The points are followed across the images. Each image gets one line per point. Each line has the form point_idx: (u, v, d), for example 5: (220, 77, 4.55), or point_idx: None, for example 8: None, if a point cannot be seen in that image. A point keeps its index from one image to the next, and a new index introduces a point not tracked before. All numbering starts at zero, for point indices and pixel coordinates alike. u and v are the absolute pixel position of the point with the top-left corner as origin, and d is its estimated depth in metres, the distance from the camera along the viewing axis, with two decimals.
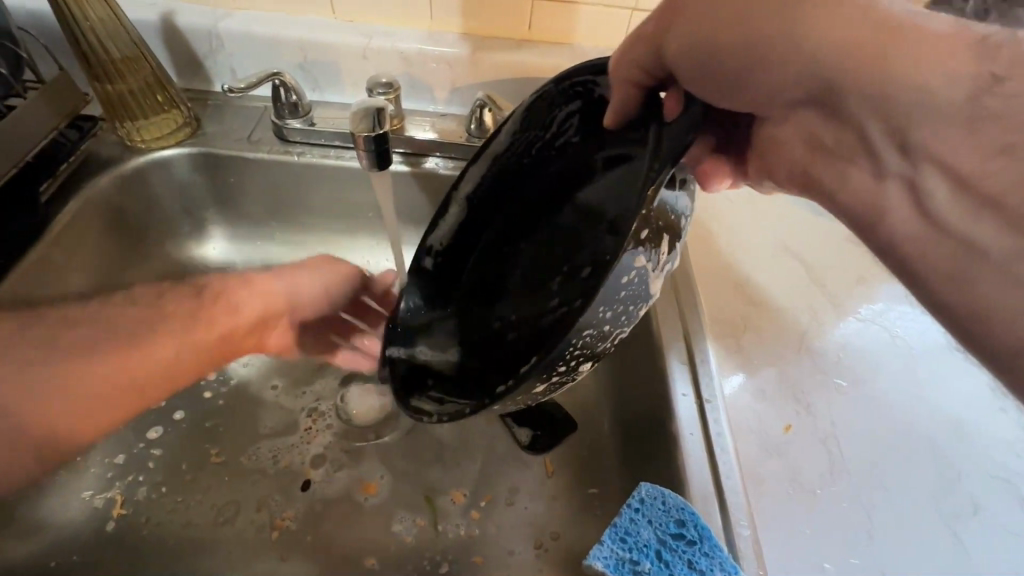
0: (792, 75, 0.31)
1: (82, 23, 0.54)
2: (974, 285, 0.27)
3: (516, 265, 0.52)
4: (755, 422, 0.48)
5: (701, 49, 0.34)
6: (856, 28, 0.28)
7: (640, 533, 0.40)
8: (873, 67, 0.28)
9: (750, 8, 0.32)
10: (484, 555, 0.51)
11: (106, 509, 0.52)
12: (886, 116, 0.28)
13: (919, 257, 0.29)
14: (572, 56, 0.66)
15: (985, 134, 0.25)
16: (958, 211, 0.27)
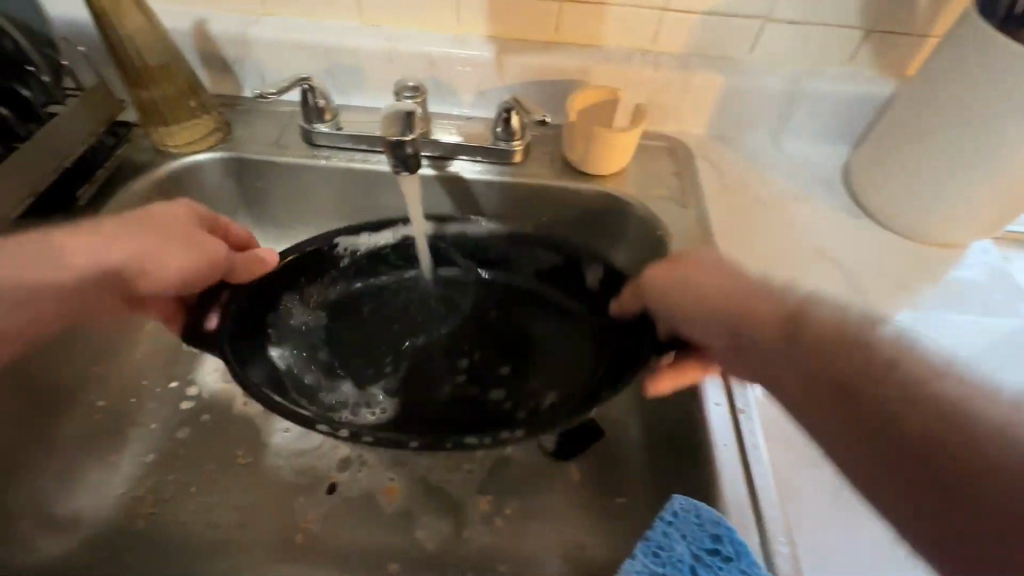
0: (718, 303, 0.42)
1: (120, 32, 0.55)
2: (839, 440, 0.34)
3: (441, 331, 0.60)
4: (794, 428, 0.47)
5: (679, 296, 0.44)
6: (774, 322, 0.39)
7: (673, 548, 0.39)
8: (773, 323, 0.39)
9: (716, 306, 0.42)
10: (509, 564, 0.50)
11: (136, 508, 0.52)
12: (783, 331, 0.38)
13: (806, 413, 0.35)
14: (599, 57, 0.65)
15: (824, 358, 0.36)
16: (831, 380, 0.35)
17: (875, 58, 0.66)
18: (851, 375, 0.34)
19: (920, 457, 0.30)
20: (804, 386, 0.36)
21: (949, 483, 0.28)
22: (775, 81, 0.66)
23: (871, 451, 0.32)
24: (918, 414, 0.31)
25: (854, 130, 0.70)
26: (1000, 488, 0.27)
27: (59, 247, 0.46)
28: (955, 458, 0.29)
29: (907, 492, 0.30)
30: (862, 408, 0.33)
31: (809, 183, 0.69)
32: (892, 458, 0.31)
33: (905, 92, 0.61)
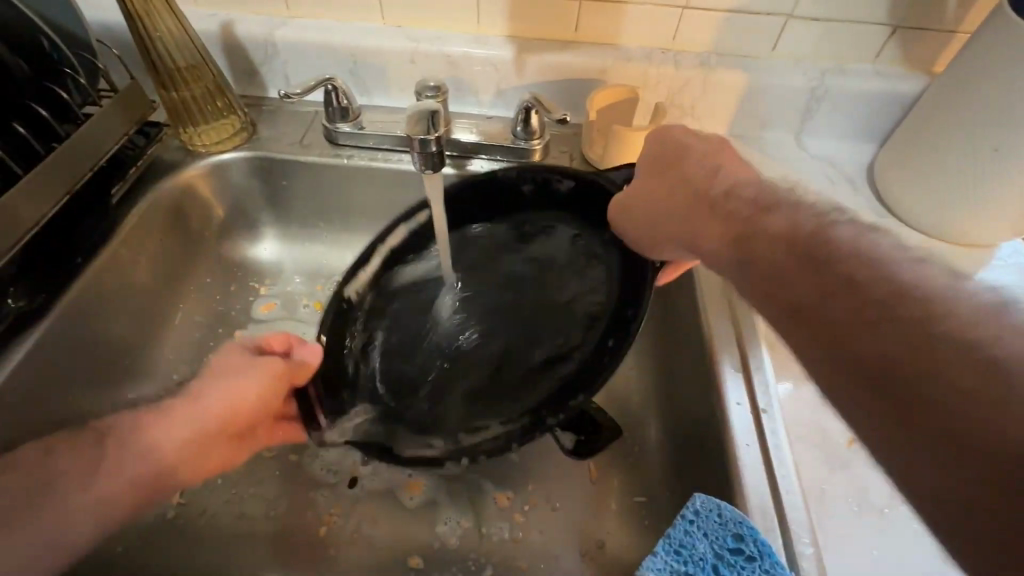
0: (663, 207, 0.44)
1: (151, 34, 0.57)
2: (883, 309, 0.28)
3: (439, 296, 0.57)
4: (818, 425, 0.48)
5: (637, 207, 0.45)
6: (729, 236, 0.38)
7: (696, 546, 0.40)
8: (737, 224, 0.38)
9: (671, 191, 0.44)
10: (528, 560, 0.51)
11: (166, 498, 0.54)
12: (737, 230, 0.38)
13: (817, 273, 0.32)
14: (619, 55, 0.65)
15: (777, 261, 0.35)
16: (828, 311, 0.30)
17: (900, 55, 0.65)
18: (823, 288, 0.31)
19: (878, 327, 0.28)
20: (782, 311, 0.33)
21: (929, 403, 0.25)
22: (798, 79, 0.66)
23: (889, 353, 0.27)
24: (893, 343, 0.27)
25: (879, 128, 0.69)
26: (952, 403, 0.24)
27: (147, 435, 0.50)
28: (936, 370, 0.25)
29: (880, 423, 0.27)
30: (847, 342, 0.29)
31: (832, 182, 0.68)
32: (863, 381, 0.28)
33: (933, 88, 0.60)
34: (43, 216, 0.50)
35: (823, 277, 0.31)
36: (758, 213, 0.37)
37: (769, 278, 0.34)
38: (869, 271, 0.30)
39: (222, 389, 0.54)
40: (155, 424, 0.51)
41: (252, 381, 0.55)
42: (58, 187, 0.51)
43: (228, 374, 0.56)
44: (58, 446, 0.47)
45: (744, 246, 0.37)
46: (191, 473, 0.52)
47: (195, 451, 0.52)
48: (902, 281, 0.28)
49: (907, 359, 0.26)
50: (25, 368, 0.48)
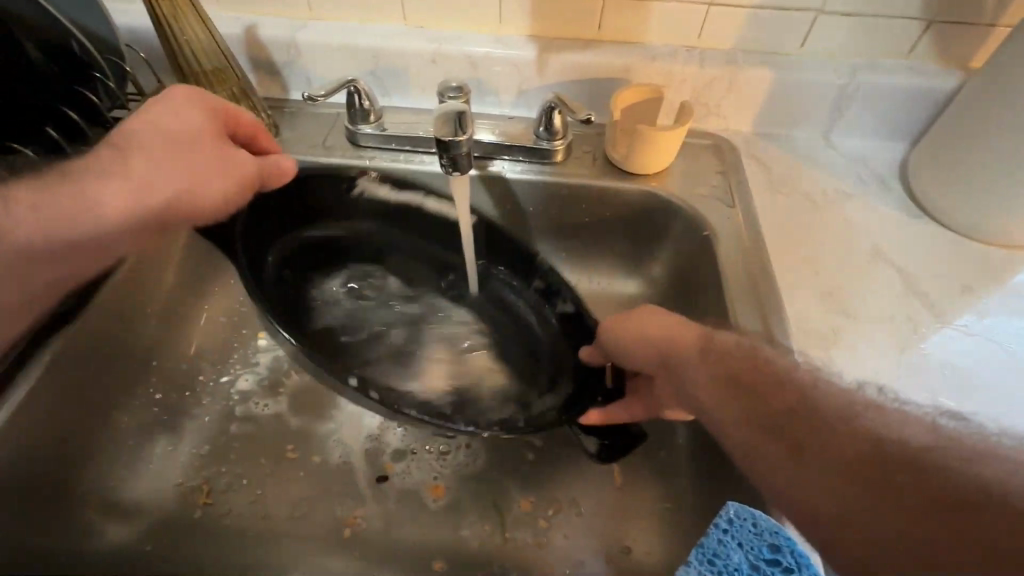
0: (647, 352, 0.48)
1: (179, 38, 0.57)
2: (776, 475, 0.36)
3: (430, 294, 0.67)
4: None
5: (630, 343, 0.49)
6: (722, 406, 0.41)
7: (730, 556, 0.40)
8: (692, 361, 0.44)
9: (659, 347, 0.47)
10: (552, 565, 0.50)
11: (193, 497, 0.54)
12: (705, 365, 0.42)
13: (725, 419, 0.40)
14: (643, 54, 0.64)
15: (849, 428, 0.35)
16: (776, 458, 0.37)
17: (934, 50, 0.63)
18: (795, 421, 0.37)
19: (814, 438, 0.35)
20: (768, 427, 0.37)
21: (857, 475, 0.33)
22: (828, 77, 0.64)
23: (820, 492, 0.34)
24: (859, 449, 0.34)
25: (911, 126, 0.67)
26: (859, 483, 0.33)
27: (87, 196, 0.43)
28: (848, 459, 0.34)
29: (834, 504, 0.33)
30: (816, 449, 0.35)
31: (862, 181, 0.66)
32: (833, 522, 0.33)
33: (970, 85, 0.58)
34: None
35: (784, 406, 0.37)
36: (749, 391, 0.39)
37: (755, 405, 0.39)
38: (816, 411, 0.36)
39: (118, 176, 0.45)
40: (59, 188, 0.42)
41: (184, 125, 0.49)
42: None
43: (155, 129, 0.48)
44: (14, 195, 0.40)
45: (744, 392, 0.40)
46: (124, 216, 0.44)
47: (143, 223, 0.45)
48: (837, 416, 0.36)
49: (817, 436, 0.35)
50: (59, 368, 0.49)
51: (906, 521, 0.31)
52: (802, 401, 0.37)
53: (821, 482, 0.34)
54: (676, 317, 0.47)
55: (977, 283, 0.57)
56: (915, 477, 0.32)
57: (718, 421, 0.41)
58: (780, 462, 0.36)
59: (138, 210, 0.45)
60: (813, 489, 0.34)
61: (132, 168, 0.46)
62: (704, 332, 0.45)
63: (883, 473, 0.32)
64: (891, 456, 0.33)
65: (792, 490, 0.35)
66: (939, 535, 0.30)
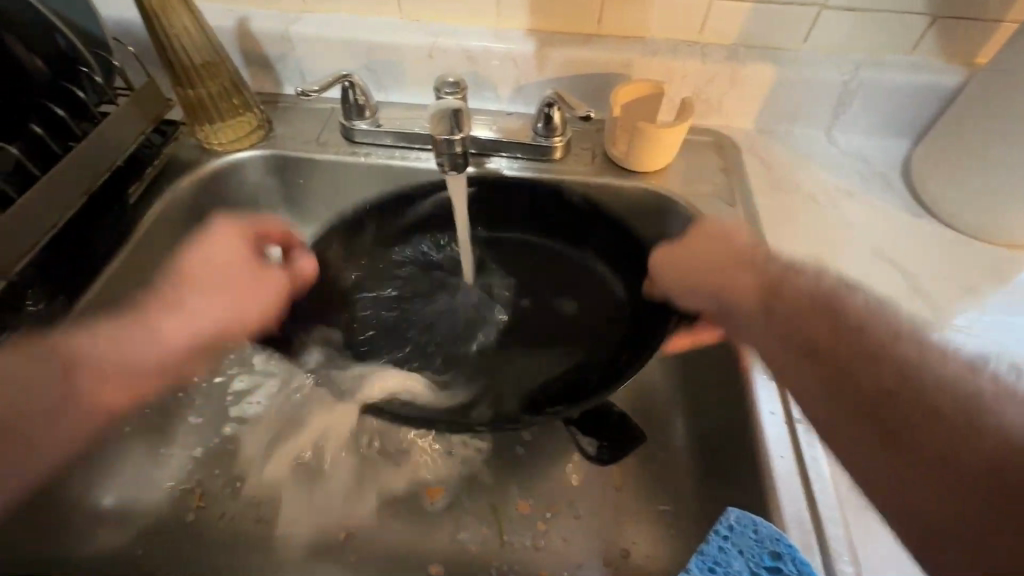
0: (705, 284, 0.50)
1: (167, 31, 0.56)
2: (885, 482, 0.35)
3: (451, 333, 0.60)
4: None
5: (683, 279, 0.51)
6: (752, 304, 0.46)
7: (731, 564, 0.39)
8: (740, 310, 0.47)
9: (721, 266, 0.49)
10: (551, 568, 0.49)
11: (185, 500, 0.53)
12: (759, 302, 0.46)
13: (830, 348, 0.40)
14: (644, 49, 0.63)
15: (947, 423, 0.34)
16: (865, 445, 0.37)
17: (940, 46, 0.62)
18: (885, 399, 0.36)
19: (898, 435, 0.35)
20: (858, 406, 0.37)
21: (921, 452, 0.34)
22: (832, 73, 0.63)
23: (896, 478, 0.35)
24: (940, 430, 0.34)
25: (915, 123, 0.66)
26: (931, 445, 0.34)
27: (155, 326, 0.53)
28: (932, 436, 0.34)
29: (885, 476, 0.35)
30: (887, 422, 0.36)
31: (864, 179, 0.66)
32: (875, 480, 0.36)
33: (976, 81, 0.57)
34: (61, 217, 0.50)
35: (866, 343, 0.39)
36: (872, 353, 0.38)
37: (838, 379, 0.39)
38: (911, 368, 0.37)
39: (181, 319, 0.54)
40: (116, 336, 0.51)
41: (237, 243, 0.57)
42: (76, 188, 0.51)
43: (207, 288, 0.56)
44: (82, 338, 0.50)
45: (817, 365, 0.40)
46: (154, 373, 0.53)
47: (184, 356, 0.55)
48: (934, 373, 0.36)
49: (900, 421, 0.35)
50: None
51: (939, 489, 0.33)
52: (904, 364, 0.37)
53: (887, 458, 0.35)
54: (736, 263, 0.49)
55: (981, 283, 0.57)
56: (962, 458, 0.33)
57: (797, 389, 0.41)
58: (863, 434, 0.37)
59: (192, 350, 0.55)
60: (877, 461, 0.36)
61: (188, 310, 0.55)
62: (765, 283, 0.46)
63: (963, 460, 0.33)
64: (957, 426, 0.33)
65: (894, 491, 0.35)
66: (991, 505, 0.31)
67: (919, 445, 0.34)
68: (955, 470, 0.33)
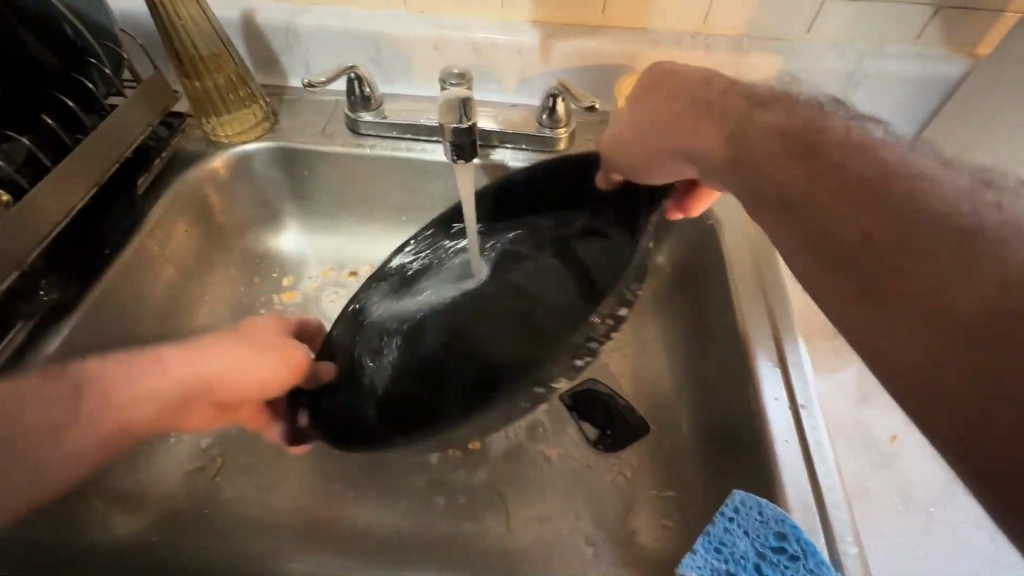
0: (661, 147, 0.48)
1: (174, 23, 0.56)
2: (885, 362, 0.28)
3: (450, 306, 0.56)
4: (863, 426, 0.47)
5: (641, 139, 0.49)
6: (729, 159, 0.41)
7: (736, 544, 0.39)
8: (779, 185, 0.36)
9: (673, 119, 0.47)
10: (558, 553, 0.50)
11: (198, 484, 0.54)
12: (743, 168, 0.40)
13: (806, 196, 0.34)
14: (649, 40, 0.63)
15: (887, 228, 0.29)
16: (866, 318, 0.29)
17: (943, 36, 0.62)
18: (865, 246, 0.30)
19: (881, 264, 0.29)
20: (829, 251, 0.31)
21: (898, 299, 0.28)
22: (836, 63, 0.63)
23: (884, 336, 0.28)
24: (958, 290, 0.26)
25: (920, 113, 0.66)
26: (908, 270, 0.28)
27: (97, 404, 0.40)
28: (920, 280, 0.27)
29: (881, 335, 0.28)
30: (861, 272, 0.30)
31: None
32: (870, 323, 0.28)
33: (977, 74, 0.58)
34: (71, 208, 0.50)
35: (848, 180, 0.32)
36: (852, 197, 0.31)
37: (794, 219, 0.34)
38: (916, 212, 0.28)
39: (186, 355, 0.44)
40: (127, 367, 0.41)
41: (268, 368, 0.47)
42: (84, 180, 0.51)
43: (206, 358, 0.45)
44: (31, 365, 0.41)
45: (784, 219, 0.35)
46: (108, 449, 0.41)
47: (172, 402, 0.43)
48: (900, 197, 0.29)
49: (911, 267, 0.28)
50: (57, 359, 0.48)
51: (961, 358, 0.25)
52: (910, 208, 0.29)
53: (859, 297, 0.29)
54: (703, 109, 0.44)
55: None
56: (964, 293, 0.25)
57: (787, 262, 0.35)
58: (826, 282, 0.31)
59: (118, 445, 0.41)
60: (825, 277, 0.31)
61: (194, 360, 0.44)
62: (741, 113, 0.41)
63: (969, 287, 0.25)
64: (979, 279, 0.25)
65: (887, 348, 0.28)
66: (972, 326, 0.25)
67: (911, 297, 0.27)
68: (942, 323, 0.26)
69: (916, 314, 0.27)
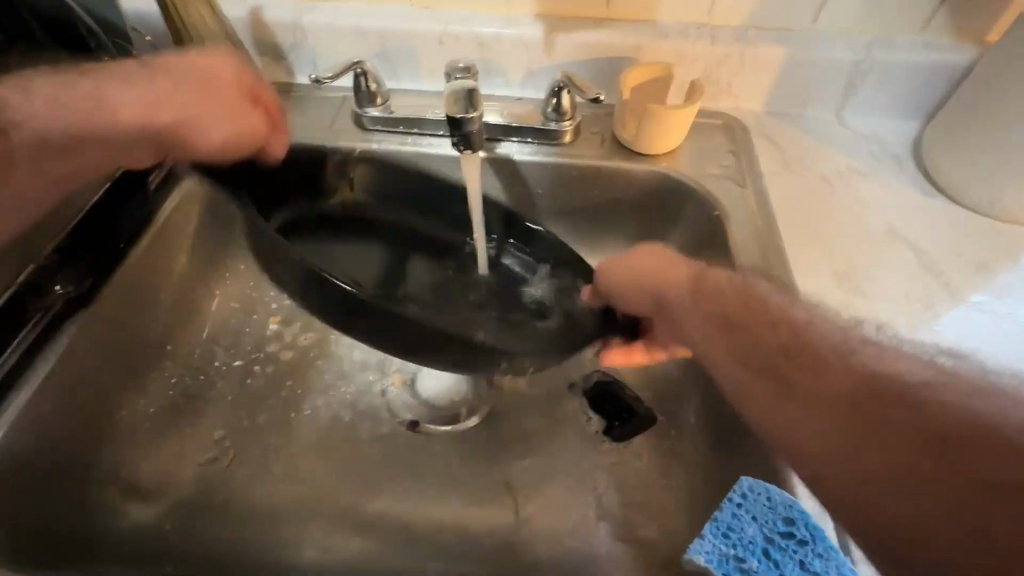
0: (635, 297, 0.47)
1: (185, 23, 0.57)
2: (882, 513, 0.30)
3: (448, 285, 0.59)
4: None
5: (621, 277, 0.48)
6: (716, 323, 0.41)
7: (744, 530, 0.39)
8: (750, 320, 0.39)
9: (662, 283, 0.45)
10: (567, 543, 0.50)
11: (212, 473, 0.55)
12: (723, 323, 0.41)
13: (798, 383, 0.35)
14: (653, 32, 0.63)
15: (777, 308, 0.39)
16: (790, 398, 0.35)
17: (951, 23, 0.62)
18: (781, 357, 0.37)
19: (893, 419, 0.31)
20: (764, 357, 0.38)
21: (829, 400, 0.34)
22: (842, 53, 0.63)
23: (881, 504, 0.30)
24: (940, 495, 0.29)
25: (927, 102, 0.66)
26: (863, 462, 0.31)
27: (104, 95, 0.48)
28: (885, 467, 0.31)
29: (865, 486, 0.31)
30: (785, 376, 0.36)
31: (876, 160, 0.65)
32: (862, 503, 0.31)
33: (985, 60, 0.58)
34: None
35: (843, 391, 0.33)
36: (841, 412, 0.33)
37: (806, 408, 0.34)
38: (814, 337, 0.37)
39: (134, 96, 0.50)
40: (75, 94, 0.47)
41: (194, 78, 0.53)
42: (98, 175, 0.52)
43: (137, 91, 0.50)
44: (34, 82, 0.45)
45: (782, 374, 0.36)
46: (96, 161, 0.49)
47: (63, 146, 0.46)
48: (828, 346, 0.36)
49: (927, 419, 0.30)
50: (72, 350, 0.49)
51: (913, 483, 0.29)
52: (839, 368, 0.34)
53: (811, 416, 0.34)
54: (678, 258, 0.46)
55: (993, 261, 0.57)
56: (926, 474, 0.29)
57: (783, 428, 0.35)
58: (811, 435, 0.33)
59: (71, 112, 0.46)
60: (802, 423, 0.34)
61: (143, 93, 0.50)
62: (698, 271, 0.45)
63: (912, 449, 0.30)
64: (924, 444, 0.30)
65: (818, 445, 0.33)
66: (924, 455, 0.30)
67: (874, 422, 0.32)
68: (896, 478, 0.30)
69: (876, 455, 0.31)
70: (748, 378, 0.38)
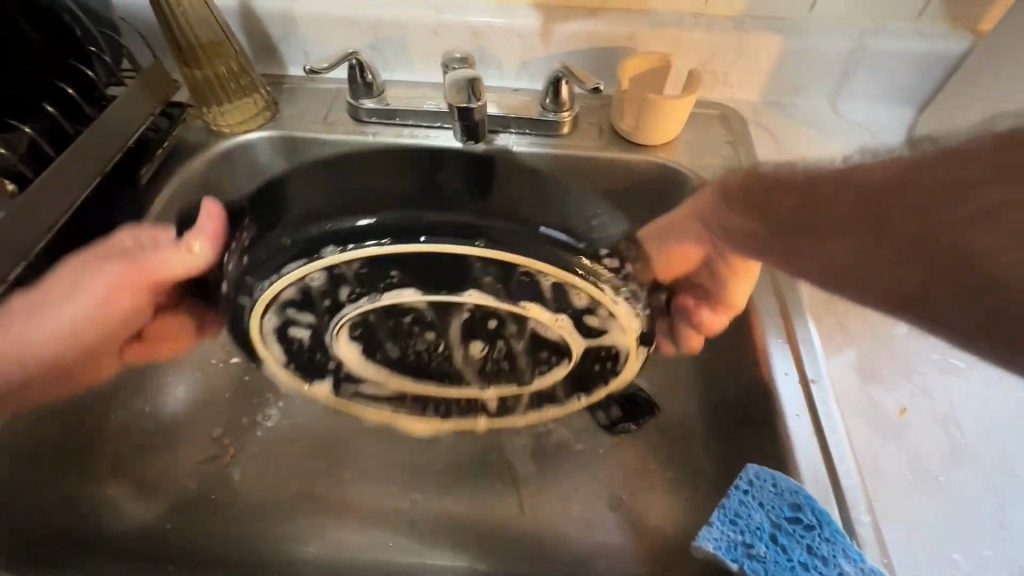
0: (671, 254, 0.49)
1: (174, 10, 0.56)
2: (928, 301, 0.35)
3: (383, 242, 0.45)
4: (876, 398, 0.46)
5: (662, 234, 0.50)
6: (742, 207, 0.45)
7: (751, 516, 0.40)
8: (775, 197, 0.43)
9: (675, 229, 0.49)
10: (571, 533, 0.51)
11: (212, 470, 0.54)
12: (754, 216, 0.44)
13: (818, 218, 0.40)
14: (651, 22, 0.63)
15: (784, 193, 0.43)
16: (815, 240, 0.40)
17: (944, 12, 0.62)
18: (809, 208, 0.41)
19: (898, 212, 0.36)
20: (777, 213, 0.43)
21: (834, 217, 0.39)
22: (838, 43, 0.63)
23: (918, 289, 0.35)
24: (961, 251, 0.33)
25: (922, 90, 0.66)
26: (893, 258, 0.36)
27: (95, 290, 0.52)
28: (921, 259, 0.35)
29: (898, 282, 0.36)
30: (796, 217, 0.41)
31: (871, 149, 0.66)
32: (907, 289, 0.36)
33: (980, 50, 0.58)
34: (75, 197, 0.50)
35: (855, 204, 0.38)
36: (854, 223, 0.38)
37: (828, 239, 0.40)
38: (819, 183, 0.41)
39: (97, 299, 0.52)
40: (66, 282, 0.51)
41: (122, 293, 0.53)
42: (89, 169, 0.51)
43: (93, 293, 0.52)
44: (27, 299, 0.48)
45: (790, 221, 0.42)
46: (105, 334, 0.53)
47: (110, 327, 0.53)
48: (833, 182, 0.40)
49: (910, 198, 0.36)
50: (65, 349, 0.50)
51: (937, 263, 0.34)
52: (835, 190, 0.39)
53: (837, 242, 0.39)
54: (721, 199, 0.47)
55: None
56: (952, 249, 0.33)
57: (817, 260, 0.41)
58: (845, 249, 0.39)
59: (53, 380, 0.50)
60: (825, 247, 0.40)
61: (112, 284, 0.52)
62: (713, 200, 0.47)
63: (922, 227, 0.35)
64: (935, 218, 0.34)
65: (851, 262, 0.38)
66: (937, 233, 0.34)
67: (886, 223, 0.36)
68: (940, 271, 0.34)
69: (899, 252, 0.36)
70: (780, 243, 0.43)
